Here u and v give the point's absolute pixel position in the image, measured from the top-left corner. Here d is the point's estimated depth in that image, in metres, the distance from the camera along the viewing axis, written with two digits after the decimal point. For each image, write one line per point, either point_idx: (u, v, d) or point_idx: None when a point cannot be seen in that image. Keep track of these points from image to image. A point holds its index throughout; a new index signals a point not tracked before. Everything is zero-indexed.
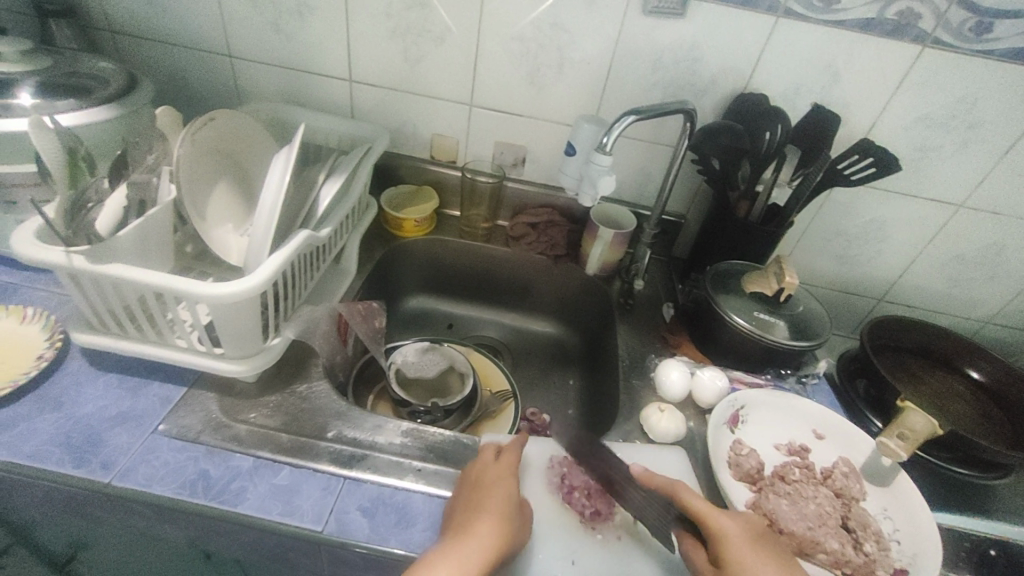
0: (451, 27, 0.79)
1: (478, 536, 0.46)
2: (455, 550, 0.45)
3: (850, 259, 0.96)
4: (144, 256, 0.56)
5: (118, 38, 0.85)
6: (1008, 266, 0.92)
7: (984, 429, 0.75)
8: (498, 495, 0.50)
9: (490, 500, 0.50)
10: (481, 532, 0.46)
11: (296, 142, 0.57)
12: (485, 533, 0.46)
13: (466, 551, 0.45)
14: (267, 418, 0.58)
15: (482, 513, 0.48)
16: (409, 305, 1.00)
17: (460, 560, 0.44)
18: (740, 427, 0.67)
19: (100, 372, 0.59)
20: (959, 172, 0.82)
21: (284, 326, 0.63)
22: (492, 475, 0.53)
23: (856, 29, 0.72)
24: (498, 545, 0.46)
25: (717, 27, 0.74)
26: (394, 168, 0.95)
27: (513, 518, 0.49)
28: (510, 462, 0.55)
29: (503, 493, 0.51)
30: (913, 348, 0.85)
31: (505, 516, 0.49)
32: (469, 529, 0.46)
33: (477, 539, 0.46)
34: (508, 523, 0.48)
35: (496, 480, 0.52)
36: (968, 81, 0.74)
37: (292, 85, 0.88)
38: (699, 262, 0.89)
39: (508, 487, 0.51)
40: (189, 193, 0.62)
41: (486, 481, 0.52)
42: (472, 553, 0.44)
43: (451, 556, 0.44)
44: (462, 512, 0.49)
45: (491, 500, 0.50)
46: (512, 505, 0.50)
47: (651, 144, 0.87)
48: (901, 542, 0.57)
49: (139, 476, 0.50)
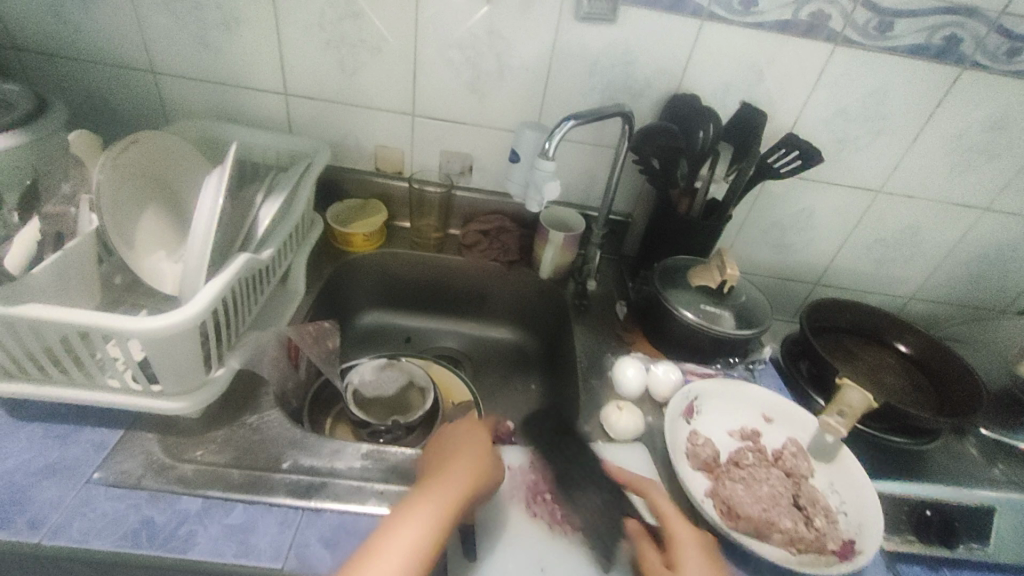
0: (386, 36, 0.78)
1: (449, 477, 0.49)
2: (429, 490, 0.48)
3: (787, 247, 1.02)
4: (64, 293, 0.52)
5: (23, 57, 0.79)
6: (924, 244, 1.00)
7: (913, 397, 0.81)
8: (466, 446, 0.54)
9: (458, 450, 0.53)
10: (453, 476, 0.49)
11: (229, 162, 0.54)
12: (457, 475, 0.50)
13: (440, 489, 0.48)
14: (215, 454, 0.55)
15: (453, 461, 0.52)
16: (364, 321, 0.97)
17: (433, 499, 0.47)
18: (695, 417, 0.69)
19: (22, 423, 0.54)
20: (875, 160, 0.89)
21: (228, 355, 0.60)
22: (463, 434, 0.56)
23: (776, 31, 0.76)
24: (471, 485, 0.50)
25: (648, 32, 0.77)
26: (339, 182, 0.92)
27: (483, 462, 0.53)
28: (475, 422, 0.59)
29: (473, 443, 0.54)
30: (847, 327, 0.91)
31: (475, 460, 0.52)
32: (444, 475, 0.49)
33: (448, 479, 0.49)
34: (479, 465, 0.52)
35: (465, 435, 0.56)
36: (876, 76, 0.80)
37: (223, 101, 0.84)
38: (647, 259, 0.91)
39: (477, 441, 0.55)
40: (113, 222, 0.58)
41: (454, 438, 0.55)
42: (446, 492, 0.47)
43: (428, 495, 0.47)
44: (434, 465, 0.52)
45: (461, 451, 0.53)
46: (481, 458, 0.53)
47: (594, 147, 0.89)
48: (848, 514, 0.60)
49: (73, 532, 0.47)
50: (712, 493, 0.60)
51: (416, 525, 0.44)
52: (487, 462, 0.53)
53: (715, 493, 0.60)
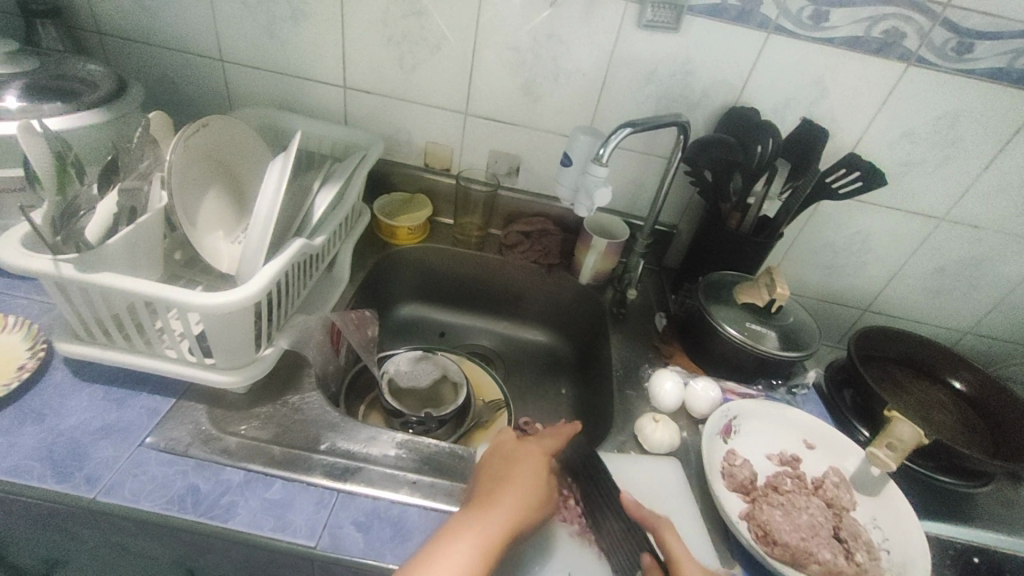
0: (446, 35, 0.79)
1: (501, 507, 0.49)
2: (477, 518, 0.48)
3: (837, 269, 0.98)
4: (133, 264, 0.55)
5: (106, 40, 0.84)
6: (987, 278, 0.94)
7: (965, 437, 0.76)
8: (525, 471, 0.53)
9: (516, 474, 0.53)
10: (504, 506, 0.49)
11: (292, 149, 0.56)
12: (508, 505, 0.49)
13: (489, 521, 0.48)
14: (258, 430, 0.57)
15: (509, 485, 0.51)
16: (401, 313, 0.99)
17: (481, 528, 0.47)
18: (733, 437, 0.67)
19: (84, 384, 0.58)
20: (941, 186, 0.85)
21: (277, 336, 0.62)
22: (524, 454, 0.55)
23: (845, 47, 0.74)
24: (519, 519, 0.49)
25: (710, 42, 0.76)
26: (387, 175, 0.94)
27: (538, 493, 0.52)
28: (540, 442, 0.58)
29: (532, 470, 0.54)
30: (898, 358, 0.87)
31: (530, 490, 0.52)
32: (496, 500, 0.50)
33: (499, 509, 0.49)
34: (533, 499, 0.51)
35: (525, 457, 0.55)
36: (951, 98, 0.76)
37: (285, 90, 0.87)
38: (691, 272, 0.90)
39: (537, 465, 0.54)
40: (180, 200, 0.61)
41: (516, 458, 0.55)
42: (494, 523, 0.47)
43: (478, 520, 0.47)
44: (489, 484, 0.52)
45: (518, 475, 0.53)
46: (538, 486, 0.53)
47: (644, 155, 0.88)
48: (891, 552, 0.57)
49: (125, 491, 0.49)
50: (747, 515, 0.58)
51: (461, 549, 0.45)
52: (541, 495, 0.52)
53: (751, 516, 0.58)
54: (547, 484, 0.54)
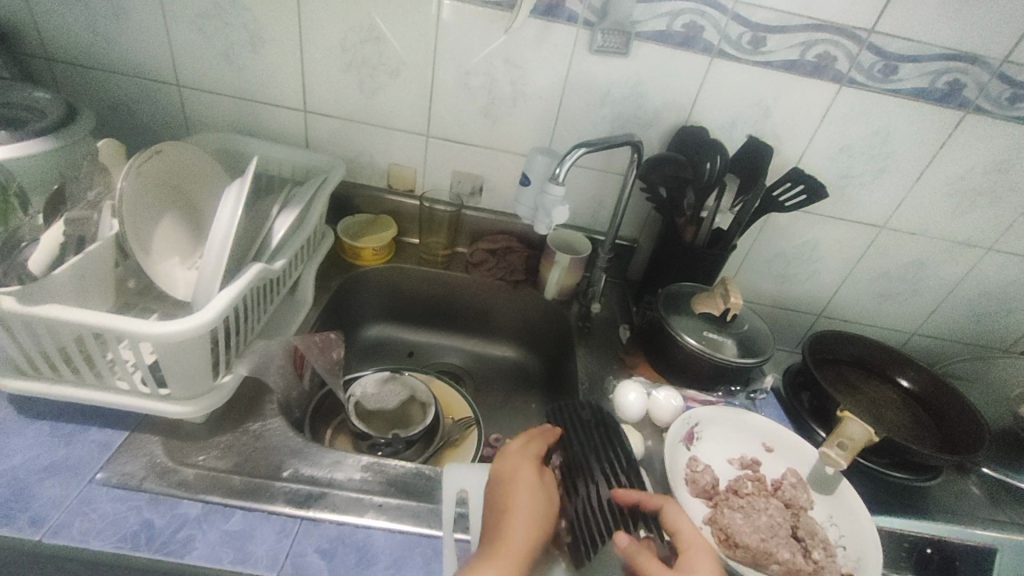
0: (405, 60, 0.81)
1: (512, 535, 0.49)
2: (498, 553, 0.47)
3: (790, 277, 1.03)
4: (82, 295, 0.54)
5: (56, 66, 0.82)
6: (927, 281, 1.00)
7: (915, 433, 0.80)
8: (523, 491, 0.53)
9: (514, 500, 0.52)
10: (517, 531, 0.49)
11: (249, 176, 0.56)
12: (519, 531, 0.49)
13: (502, 555, 0.47)
14: (217, 460, 0.56)
15: (518, 509, 0.51)
16: (369, 334, 0.99)
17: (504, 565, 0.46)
18: (696, 443, 0.69)
19: (30, 420, 0.55)
20: (879, 197, 0.90)
21: (236, 362, 0.61)
22: (508, 463, 0.56)
23: (783, 69, 0.79)
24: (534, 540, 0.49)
25: (658, 67, 0.80)
26: (351, 197, 0.95)
27: (539, 506, 0.52)
28: (527, 452, 0.58)
29: (527, 486, 0.53)
30: (850, 360, 0.91)
31: (532, 512, 0.51)
32: (505, 529, 0.49)
33: (509, 538, 0.49)
34: (541, 517, 0.51)
35: (517, 470, 0.55)
36: (881, 116, 0.82)
37: (245, 114, 0.87)
38: (651, 285, 0.93)
39: (527, 476, 0.55)
40: (133, 228, 0.60)
41: (513, 478, 0.54)
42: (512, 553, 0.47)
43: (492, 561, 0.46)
44: (498, 507, 0.52)
45: (518, 501, 0.52)
46: (539, 496, 0.53)
47: (602, 173, 0.91)
48: (847, 548, 0.60)
49: (74, 531, 0.47)
50: (710, 520, 0.60)
51: None
52: (545, 507, 0.52)
53: (714, 520, 0.59)
54: (544, 495, 0.54)
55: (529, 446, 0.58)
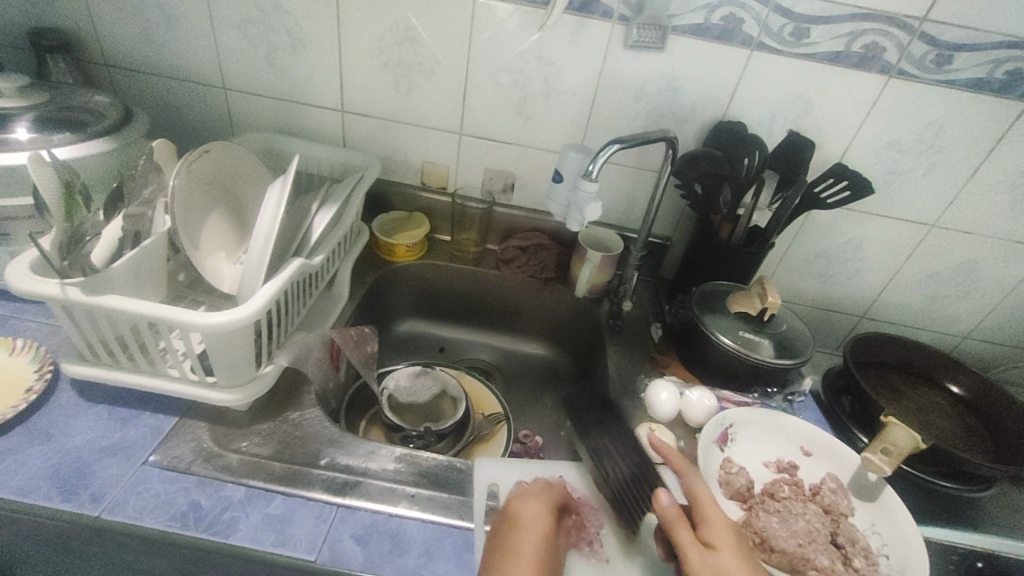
0: (440, 59, 0.82)
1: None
2: None
3: (831, 277, 0.99)
4: (137, 287, 0.57)
5: (113, 71, 0.87)
6: (981, 283, 0.95)
7: (966, 441, 0.76)
8: (532, 541, 0.49)
9: (522, 547, 0.48)
10: None
11: (291, 174, 0.58)
12: None
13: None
14: (259, 446, 0.58)
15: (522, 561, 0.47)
16: (401, 329, 1.00)
17: None
18: (730, 445, 0.68)
19: (90, 404, 0.59)
20: (929, 193, 0.86)
21: (277, 353, 0.64)
22: (523, 507, 0.52)
23: (827, 61, 0.76)
24: None
25: (695, 61, 0.78)
26: (386, 195, 0.97)
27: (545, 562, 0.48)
28: (542, 498, 0.54)
29: (537, 537, 0.49)
30: (895, 364, 0.88)
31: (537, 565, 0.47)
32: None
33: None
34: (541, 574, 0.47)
35: (531, 519, 0.51)
36: (933, 108, 0.78)
37: (286, 114, 0.90)
38: (684, 284, 0.91)
39: (541, 528, 0.50)
40: (184, 224, 0.63)
41: (522, 523, 0.50)
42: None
43: None
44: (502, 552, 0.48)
45: (524, 550, 0.48)
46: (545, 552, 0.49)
47: (635, 170, 0.90)
48: (890, 557, 0.57)
49: (129, 509, 0.50)
50: (744, 523, 0.59)
51: None
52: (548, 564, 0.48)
53: (748, 523, 0.58)
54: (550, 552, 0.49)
55: (546, 494, 0.55)
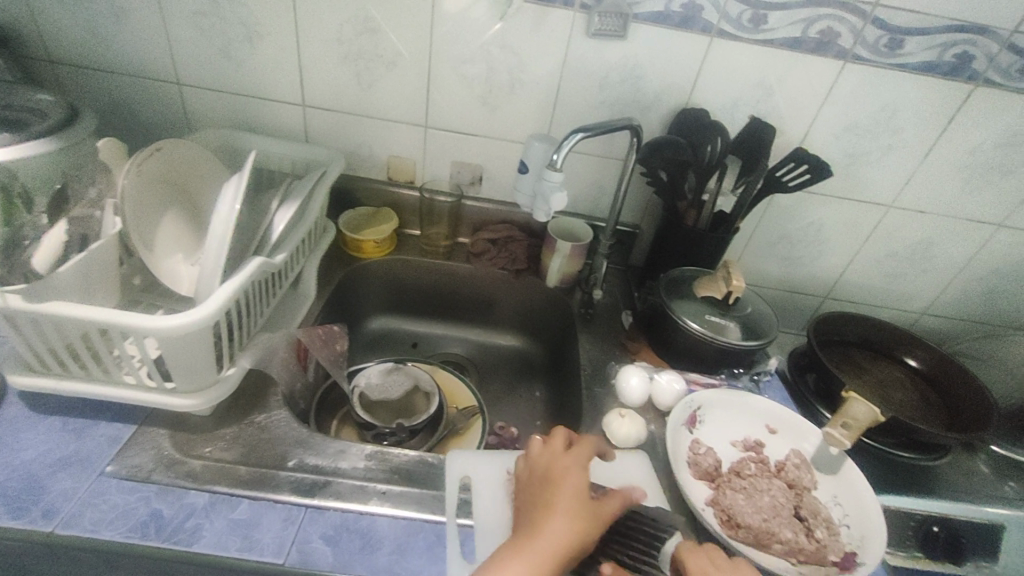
0: (402, 51, 0.80)
1: (547, 534, 0.48)
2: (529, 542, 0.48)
3: (795, 259, 1.01)
4: (87, 293, 0.54)
5: (58, 68, 0.83)
6: (936, 260, 0.99)
7: (922, 412, 0.79)
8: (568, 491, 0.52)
9: (557, 498, 0.51)
10: (551, 533, 0.48)
11: (246, 170, 0.56)
12: (554, 532, 0.48)
13: (535, 546, 0.47)
14: (224, 451, 0.57)
15: (554, 511, 0.50)
16: (373, 326, 0.99)
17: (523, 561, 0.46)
18: (698, 427, 0.69)
19: (41, 416, 0.57)
20: (886, 175, 0.89)
21: (239, 355, 0.62)
22: (558, 458, 0.56)
23: (786, 47, 0.77)
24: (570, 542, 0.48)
25: (657, 49, 0.79)
26: (352, 190, 0.95)
27: (586, 506, 0.51)
28: (579, 453, 0.56)
29: (575, 486, 0.52)
30: (856, 342, 0.91)
31: (575, 513, 0.50)
32: (544, 524, 0.49)
33: (545, 538, 0.48)
34: (580, 520, 0.50)
35: (566, 472, 0.54)
36: (886, 92, 0.80)
37: (245, 110, 0.87)
38: (653, 270, 0.92)
39: (578, 478, 0.53)
40: (135, 225, 0.61)
41: (556, 477, 0.53)
42: (544, 553, 0.47)
43: (518, 553, 0.47)
44: (539, 506, 0.52)
45: (561, 500, 0.51)
46: (584, 497, 0.52)
47: (602, 158, 0.90)
48: (851, 527, 0.59)
49: (85, 522, 0.48)
50: (712, 501, 0.60)
51: None
52: (588, 508, 0.51)
53: (715, 501, 0.60)
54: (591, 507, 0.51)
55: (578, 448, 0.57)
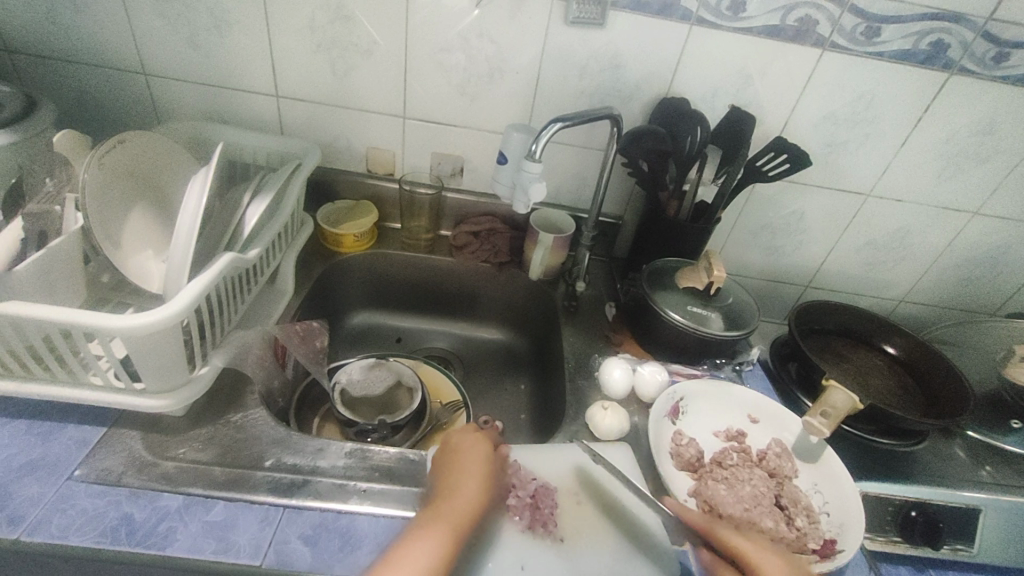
0: (377, 40, 0.79)
1: (460, 495, 0.51)
2: (440, 511, 0.49)
3: (777, 249, 1.02)
4: (49, 293, 0.52)
5: (16, 58, 0.80)
6: (913, 248, 1.00)
7: (901, 398, 0.80)
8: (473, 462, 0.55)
9: (464, 468, 0.54)
10: (461, 498, 0.51)
11: (213, 163, 0.54)
12: (463, 497, 0.51)
13: (447, 511, 0.49)
14: (199, 452, 0.55)
15: (460, 480, 0.53)
16: (355, 321, 0.98)
17: (439, 526, 0.47)
18: (681, 417, 0.69)
19: (5, 419, 0.55)
20: (864, 164, 0.89)
21: (213, 354, 0.61)
22: (461, 435, 0.58)
23: (765, 36, 0.77)
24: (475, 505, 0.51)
25: (637, 38, 0.78)
26: (330, 183, 0.93)
27: (489, 475, 0.55)
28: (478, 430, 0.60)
29: (478, 458, 0.55)
30: (837, 330, 0.92)
31: (480, 480, 0.53)
32: (452, 491, 0.51)
33: (457, 500, 0.51)
34: (486, 483, 0.53)
35: (469, 446, 0.57)
36: (864, 81, 0.80)
37: (216, 102, 0.85)
38: (636, 261, 0.92)
39: (481, 451, 0.56)
40: (99, 221, 0.59)
41: (461, 448, 0.56)
42: (456, 514, 0.49)
43: (433, 520, 0.48)
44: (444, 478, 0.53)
45: (470, 467, 0.54)
46: (488, 467, 0.55)
47: (583, 149, 0.89)
48: (830, 514, 0.60)
49: (52, 528, 0.47)
50: (694, 492, 0.60)
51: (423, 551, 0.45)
52: (489, 476, 0.55)
53: (697, 492, 0.60)
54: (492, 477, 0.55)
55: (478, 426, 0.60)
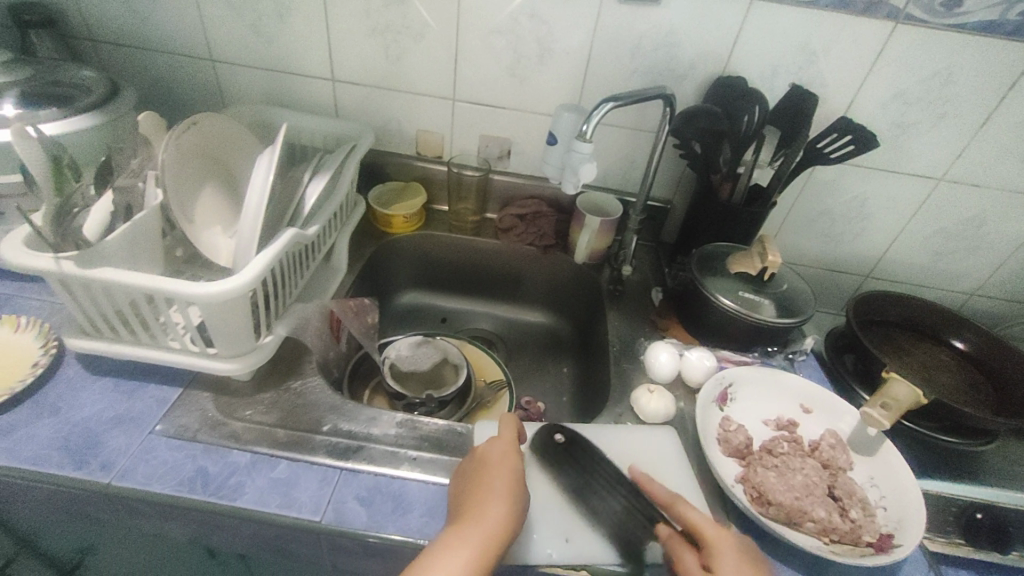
0: (429, 22, 0.80)
1: (487, 517, 0.47)
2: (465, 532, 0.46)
3: (836, 236, 0.97)
4: (134, 261, 0.57)
5: (100, 46, 0.86)
6: (989, 237, 0.93)
7: (969, 395, 0.76)
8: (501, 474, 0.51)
9: (490, 482, 0.50)
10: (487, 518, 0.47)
11: (279, 142, 0.57)
12: (489, 518, 0.47)
13: (470, 534, 0.46)
14: (263, 415, 0.59)
15: (486, 497, 0.49)
16: (402, 300, 1.01)
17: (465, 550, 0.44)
18: (729, 404, 0.68)
19: (96, 376, 0.60)
20: (937, 146, 0.84)
21: (275, 324, 0.64)
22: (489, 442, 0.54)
23: (832, 9, 0.73)
24: (503, 527, 0.47)
25: (693, 14, 0.75)
26: (381, 166, 0.95)
27: (518, 491, 0.51)
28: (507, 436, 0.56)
29: (505, 472, 0.51)
30: (899, 322, 0.87)
31: (508, 498, 0.49)
32: (478, 511, 0.48)
33: (484, 521, 0.47)
34: (514, 503, 0.49)
35: (497, 457, 0.52)
36: (941, 56, 0.75)
37: (276, 86, 0.88)
38: (685, 246, 0.90)
39: (510, 464, 0.52)
40: (175, 198, 0.63)
41: (488, 459, 0.52)
42: (482, 539, 0.46)
43: (456, 543, 0.45)
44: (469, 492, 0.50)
45: (495, 483, 0.50)
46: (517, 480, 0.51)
47: (633, 131, 0.88)
48: (887, 509, 0.58)
49: (139, 476, 0.51)
50: (743, 479, 0.59)
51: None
52: (518, 494, 0.50)
53: (746, 479, 0.59)
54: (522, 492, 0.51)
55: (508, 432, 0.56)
